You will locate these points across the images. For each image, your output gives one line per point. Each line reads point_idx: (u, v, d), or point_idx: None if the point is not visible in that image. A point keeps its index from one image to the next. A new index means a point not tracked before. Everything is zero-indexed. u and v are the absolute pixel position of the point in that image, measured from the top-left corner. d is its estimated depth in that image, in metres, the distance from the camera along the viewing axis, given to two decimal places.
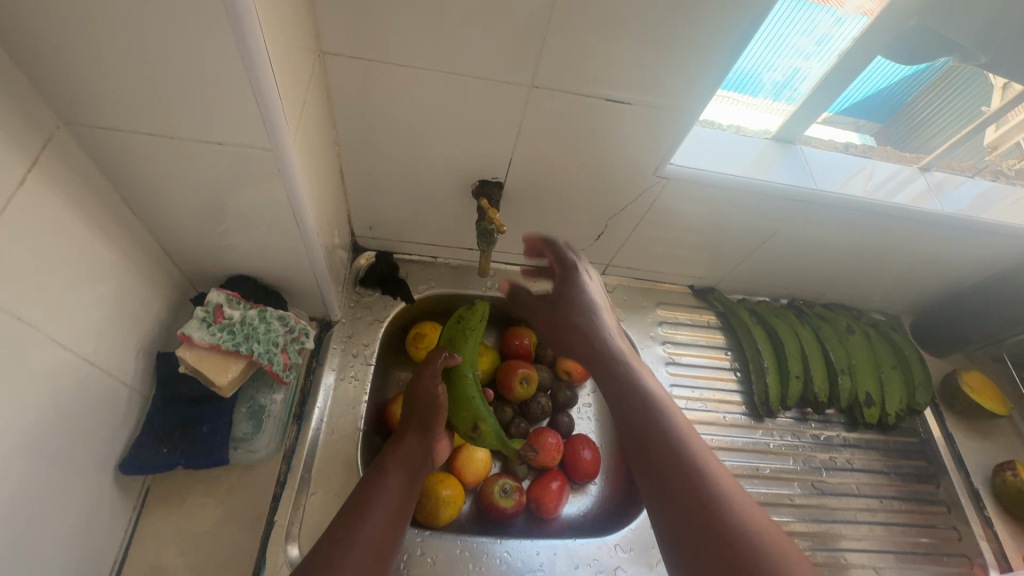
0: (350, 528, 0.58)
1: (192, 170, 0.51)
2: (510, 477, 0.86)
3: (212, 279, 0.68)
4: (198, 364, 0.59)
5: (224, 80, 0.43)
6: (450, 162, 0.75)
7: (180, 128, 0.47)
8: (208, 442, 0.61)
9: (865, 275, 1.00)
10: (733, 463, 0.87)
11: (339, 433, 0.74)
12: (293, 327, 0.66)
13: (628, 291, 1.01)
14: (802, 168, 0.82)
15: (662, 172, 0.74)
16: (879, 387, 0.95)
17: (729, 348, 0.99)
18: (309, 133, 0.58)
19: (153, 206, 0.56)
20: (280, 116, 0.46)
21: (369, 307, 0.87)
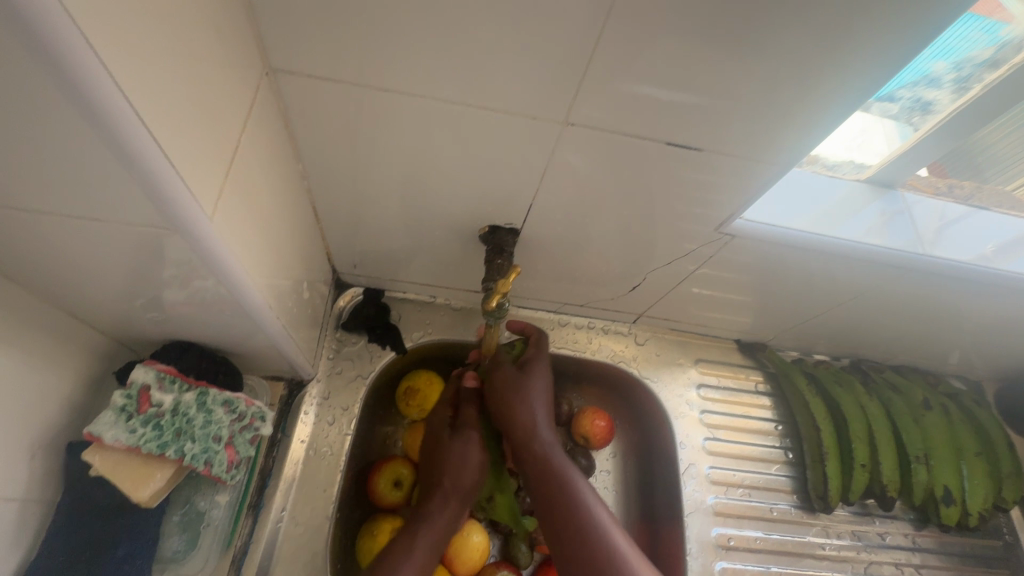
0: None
1: (78, 234, 0.37)
2: (511, 568, 0.72)
3: (147, 342, 0.55)
4: (111, 474, 0.46)
5: (77, 139, 0.28)
6: (450, 198, 0.59)
7: (46, 195, 0.33)
8: (126, 567, 0.49)
9: (951, 342, 0.83)
10: (782, 571, 0.75)
11: (304, 525, 0.61)
12: (242, 414, 0.55)
13: (661, 344, 0.85)
14: (907, 227, 0.66)
15: (726, 228, 0.62)
16: (961, 481, 0.78)
17: (778, 420, 0.85)
18: (254, 180, 0.43)
19: (44, 274, 0.42)
20: (176, 184, 0.32)
21: (352, 358, 0.73)
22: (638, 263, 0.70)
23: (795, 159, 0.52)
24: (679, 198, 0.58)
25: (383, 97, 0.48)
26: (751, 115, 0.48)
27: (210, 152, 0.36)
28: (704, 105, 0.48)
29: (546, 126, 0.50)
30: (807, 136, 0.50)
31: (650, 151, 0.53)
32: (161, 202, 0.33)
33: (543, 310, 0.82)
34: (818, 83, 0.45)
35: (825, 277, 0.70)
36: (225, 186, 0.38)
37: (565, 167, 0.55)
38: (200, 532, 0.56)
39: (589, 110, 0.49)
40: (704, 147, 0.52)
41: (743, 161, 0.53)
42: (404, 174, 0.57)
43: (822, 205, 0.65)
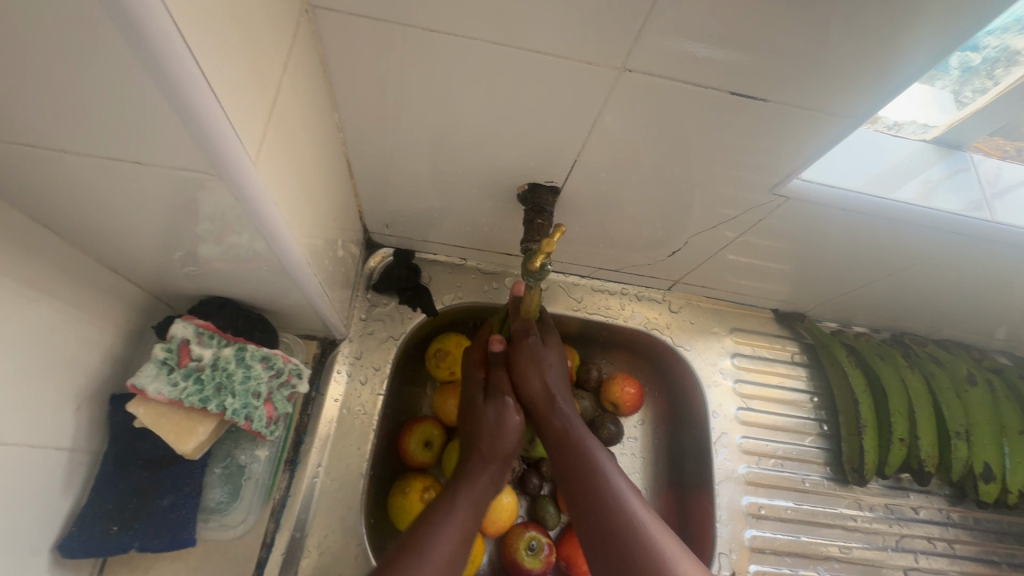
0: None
1: (117, 180, 0.35)
2: (539, 528, 0.73)
3: (182, 298, 0.54)
4: (154, 426, 0.46)
5: (120, 70, 0.26)
6: (489, 151, 0.57)
7: (83, 133, 0.31)
8: (171, 516, 0.50)
9: (1002, 317, 0.79)
10: (812, 541, 0.74)
11: (339, 482, 0.61)
12: (280, 371, 0.55)
13: (696, 312, 0.83)
14: (972, 192, 0.62)
15: (780, 190, 0.58)
16: (1004, 458, 0.76)
17: (813, 391, 0.83)
18: (293, 129, 0.41)
19: (82, 222, 0.41)
20: (222, 127, 0.31)
21: (382, 319, 0.72)
22: (679, 226, 0.67)
23: (869, 112, 0.48)
24: (733, 156, 0.55)
25: (426, 38, 0.45)
26: (823, 62, 0.44)
27: (254, 94, 0.34)
28: (773, 49, 0.44)
29: (598, 72, 0.47)
30: (884, 87, 0.46)
31: (709, 101, 0.49)
32: (206, 146, 0.31)
33: (575, 274, 0.81)
34: (906, 22, 0.41)
35: (879, 244, 0.66)
36: (268, 133, 0.37)
37: (615, 119, 0.52)
38: (241, 485, 0.56)
39: (647, 55, 0.45)
40: (768, 98, 0.48)
41: (809, 114, 0.49)
42: (442, 126, 0.54)
43: (884, 169, 0.61)
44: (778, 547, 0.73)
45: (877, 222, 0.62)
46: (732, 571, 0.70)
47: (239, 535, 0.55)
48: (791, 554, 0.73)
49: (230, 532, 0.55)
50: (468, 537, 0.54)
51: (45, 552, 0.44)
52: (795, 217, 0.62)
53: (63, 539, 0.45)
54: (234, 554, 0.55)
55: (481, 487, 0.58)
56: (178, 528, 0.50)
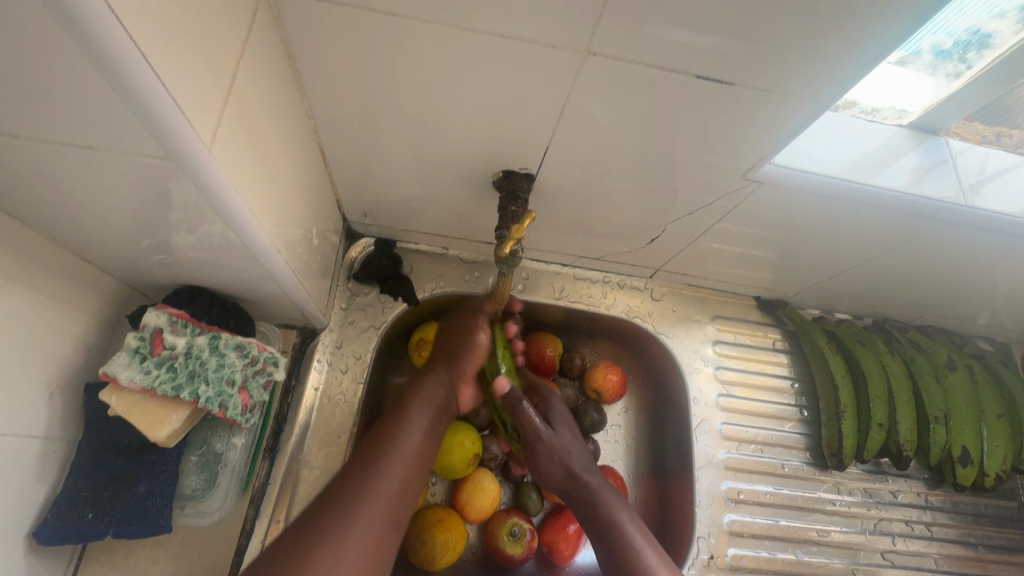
0: (358, 496, 0.48)
1: (76, 167, 0.35)
2: (521, 514, 0.73)
3: (156, 287, 0.54)
4: (127, 414, 0.46)
5: (61, 53, 0.26)
6: (462, 138, 0.57)
7: (34, 119, 0.31)
8: (148, 503, 0.50)
9: (982, 302, 0.80)
10: (790, 524, 0.75)
11: (319, 469, 0.62)
12: (254, 358, 0.55)
13: (678, 300, 0.83)
14: (949, 177, 0.62)
15: (753, 175, 0.58)
16: (981, 442, 0.77)
17: (795, 377, 0.83)
18: (254, 115, 0.41)
19: (45, 211, 0.41)
20: (172, 112, 0.31)
21: (363, 309, 0.72)
22: (657, 213, 0.67)
23: (837, 96, 0.48)
24: (707, 141, 0.55)
25: (390, 23, 0.45)
26: (789, 45, 0.44)
27: (207, 79, 0.34)
28: (738, 32, 0.43)
29: (566, 56, 0.47)
30: (851, 69, 0.46)
31: (678, 85, 0.49)
32: (156, 131, 0.31)
33: (556, 263, 0.81)
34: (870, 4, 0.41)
35: (856, 230, 0.66)
36: (225, 119, 0.36)
37: (586, 105, 0.52)
38: (217, 473, 0.56)
39: (615, 39, 0.45)
40: (736, 82, 0.48)
41: (779, 99, 0.49)
42: (414, 113, 0.54)
43: (860, 154, 0.61)
44: (756, 531, 0.74)
45: (853, 207, 0.62)
46: (710, 555, 0.71)
47: (217, 521, 0.56)
48: (770, 538, 0.74)
49: (207, 519, 0.55)
50: (431, 437, 0.58)
51: (19, 540, 0.44)
52: (771, 203, 0.62)
53: (37, 526, 0.45)
54: (215, 540, 0.56)
55: (434, 391, 0.60)
56: (155, 515, 0.50)
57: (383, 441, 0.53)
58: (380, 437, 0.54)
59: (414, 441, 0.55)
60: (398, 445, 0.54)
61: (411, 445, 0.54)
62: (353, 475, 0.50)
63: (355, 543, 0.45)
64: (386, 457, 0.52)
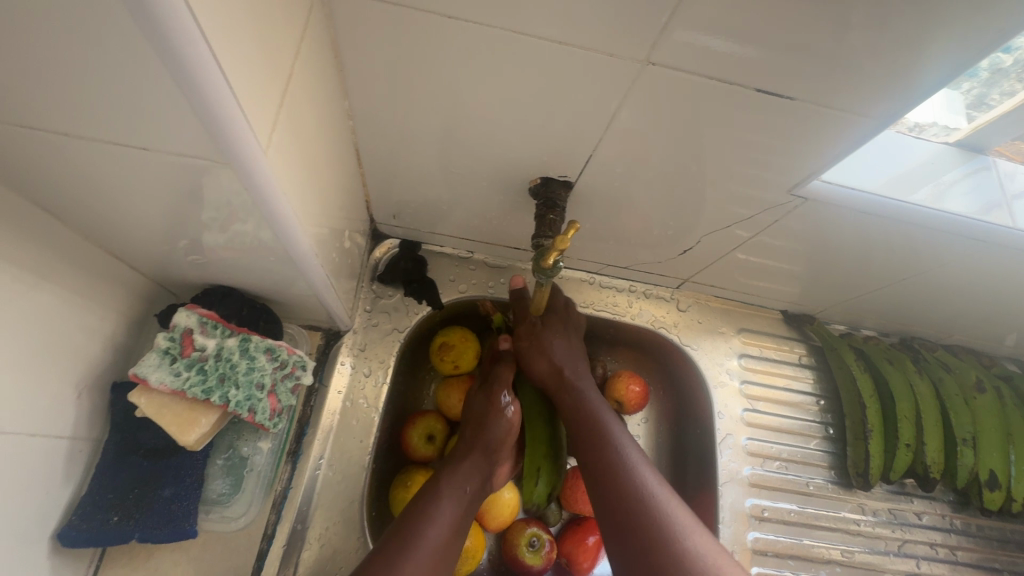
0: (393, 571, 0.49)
1: (120, 166, 0.34)
2: (540, 524, 0.73)
3: (185, 286, 0.53)
4: (156, 417, 0.46)
5: (126, 47, 0.25)
6: (501, 143, 0.56)
7: (85, 116, 0.30)
8: (174, 506, 0.49)
9: (1014, 324, 0.78)
10: (814, 544, 0.74)
11: (342, 475, 0.61)
12: (284, 362, 0.54)
13: (704, 311, 0.82)
14: (994, 199, 0.61)
15: (799, 190, 0.57)
16: (1009, 466, 0.75)
17: (820, 394, 0.82)
18: (303, 115, 0.40)
19: (83, 207, 0.39)
20: (232, 108, 0.29)
21: (387, 312, 0.71)
22: (692, 224, 0.65)
23: (897, 113, 0.47)
24: (753, 155, 0.54)
25: (443, 24, 0.44)
26: (849, 61, 0.43)
27: (264, 78, 0.32)
28: (800, 47, 0.42)
29: (619, 64, 0.45)
30: (915, 87, 0.44)
31: (734, 96, 0.47)
32: (212, 127, 0.29)
33: (582, 271, 0.79)
34: (942, 23, 0.40)
35: (895, 249, 0.65)
36: (279, 122, 0.35)
37: (633, 113, 0.50)
38: (243, 477, 0.55)
39: (670, 47, 0.43)
40: (795, 95, 0.46)
41: (833, 113, 0.48)
42: (455, 115, 0.53)
43: (902, 172, 0.59)
44: (779, 550, 0.72)
45: (895, 225, 0.60)
46: None
47: (240, 527, 0.55)
48: (793, 557, 0.73)
49: (231, 525, 0.55)
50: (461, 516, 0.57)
51: (44, 541, 0.43)
52: (811, 219, 0.61)
53: (62, 528, 0.44)
54: (236, 545, 0.55)
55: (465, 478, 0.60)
56: (179, 520, 0.50)
57: (413, 526, 0.53)
58: (405, 529, 0.53)
59: (442, 530, 0.54)
60: (428, 529, 0.53)
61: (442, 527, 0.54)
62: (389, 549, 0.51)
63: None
64: (419, 538, 0.52)
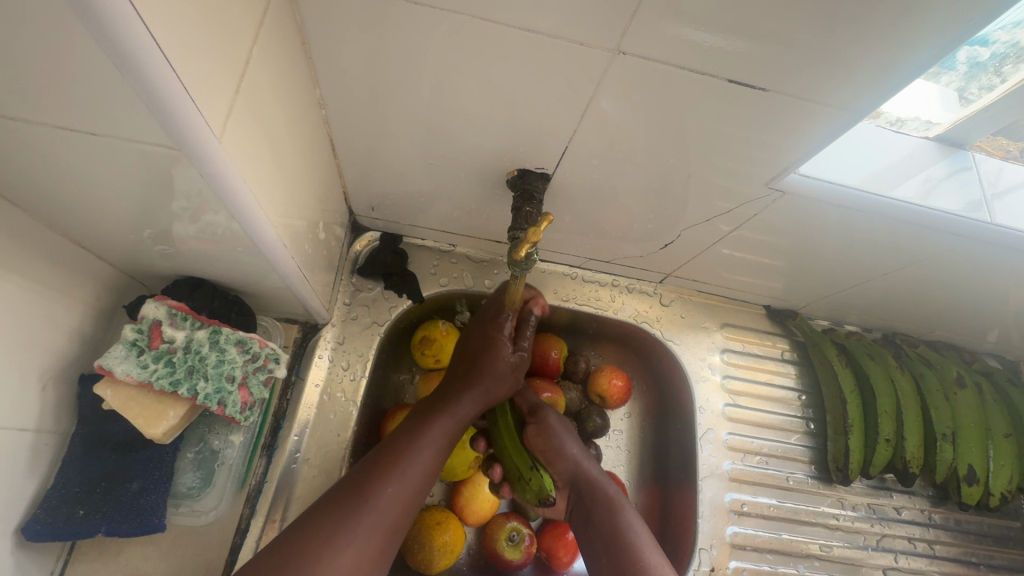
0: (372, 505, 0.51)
1: (73, 152, 0.33)
2: (520, 519, 0.72)
3: (155, 278, 0.52)
4: (122, 409, 0.45)
5: (61, 29, 0.24)
6: (477, 134, 0.55)
7: (30, 101, 0.29)
8: (142, 500, 0.49)
9: (993, 320, 0.78)
10: (793, 539, 0.74)
11: (318, 469, 0.61)
12: (256, 355, 0.53)
13: (687, 306, 0.82)
14: (972, 193, 0.61)
15: (776, 184, 0.57)
16: (987, 461, 0.76)
17: (802, 389, 0.82)
18: (266, 102, 0.39)
19: (42, 196, 0.39)
20: (179, 93, 0.28)
21: (367, 305, 0.71)
22: (673, 218, 0.65)
23: (873, 106, 0.46)
24: (730, 148, 0.53)
25: (413, 11, 0.43)
26: (822, 53, 0.43)
27: (217, 62, 0.31)
28: (772, 39, 0.42)
29: (594, 54, 0.45)
30: (889, 80, 0.44)
31: (708, 88, 0.47)
32: (159, 113, 0.29)
33: (565, 265, 0.79)
34: (912, 15, 0.39)
35: (875, 244, 0.65)
36: (236, 109, 0.35)
37: (609, 105, 0.50)
38: (214, 471, 0.55)
39: (644, 36, 0.43)
40: (769, 87, 0.46)
41: (808, 106, 0.47)
42: (429, 106, 0.52)
43: (881, 166, 0.59)
44: (759, 544, 0.73)
45: (874, 220, 0.60)
46: (712, 567, 0.70)
47: (212, 521, 0.54)
48: (773, 551, 0.73)
49: (203, 519, 0.54)
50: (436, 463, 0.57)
51: (6, 536, 0.43)
52: (791, 213, 0.61)
53: (26, 522, 0.44)
54: (208, 540, 0.54)
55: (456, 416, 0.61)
56: (148, 514, 0.49)
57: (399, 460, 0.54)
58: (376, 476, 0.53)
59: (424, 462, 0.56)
60: (413, 460, 0.55)
61: (413, 473, 0.54)
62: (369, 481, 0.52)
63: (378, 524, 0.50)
64: (403, 468, 0.54)
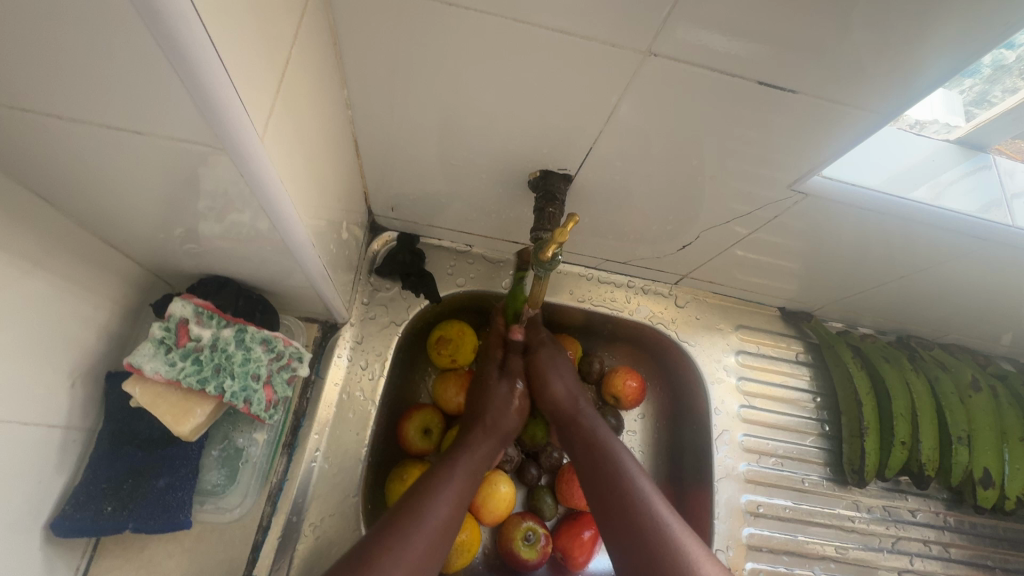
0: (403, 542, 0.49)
1: (113, 151, 0.34)
2: (536, 518, 0.73)
3: (180, 276, 0.53)
4: (150, 407, 0.45)
5: (119, 29, 0.25)
6: (500, 135, 0.55)
7: (78, 100, 0.29)
8: (168, 497, 0.49)
9: (1009, 323, 0.78)
10: (808, 540, 0.74)
11: (337, 468, 0.61)
12: (280, 353, 0.54)
13: (702, 308, 0.82)
14: (992, 197, 0.61)
15: (798, 186, 0.57)
16: (1003, 464, 0.76)
17: (817, 391, 0.82)
18: (301, 103, 0.40)
19: (77, 194, 0.39)
20: (228, 93, 0.29)
21: (385, 305, 0.71)
22: (692, 219, 0.65)
23: (900, 109, 0.46)
24: (753, 150, 0.53)
25: (443, 12, 0.43)
26: (851, 56, 0.43)
27: (261, 63, 0.32)
28: (801, 42, 0.42)
29: (622, 56, 0.45)
30: (917, 83, 0.44)
31: (734, 90, 0.47)
32: (208, 113, 0.29)
33: (581, 266, 0.79)
34: (943, 18, 0.39)
35: (893, 247, 0.65)
36: (276, 109, 0.35)
37: (634, 106, 0.50)
38: (238, 468, 0.56)
39: (674, 38, 0.43)
40: (796, 89, 0.46)
41: (835, 109, 0.47)
42: (454, 106, 0.53)
43: (901, 169, 0.59)
44: (774, 546, 0.73)
45: (894, 222, 0.60)
46: (728, 568, 0.70)
47: (235, 518, 0.55)
48: (788, 553, 0.73)
49: (226, 516, 0.54)
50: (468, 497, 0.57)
51: (36, 531, 0.43)
52: (811, 215, 0.61)
53: (55, 518, 0.44)
54: (230, 537, 0.54)
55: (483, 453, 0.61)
56: (174, 511, 0.49)
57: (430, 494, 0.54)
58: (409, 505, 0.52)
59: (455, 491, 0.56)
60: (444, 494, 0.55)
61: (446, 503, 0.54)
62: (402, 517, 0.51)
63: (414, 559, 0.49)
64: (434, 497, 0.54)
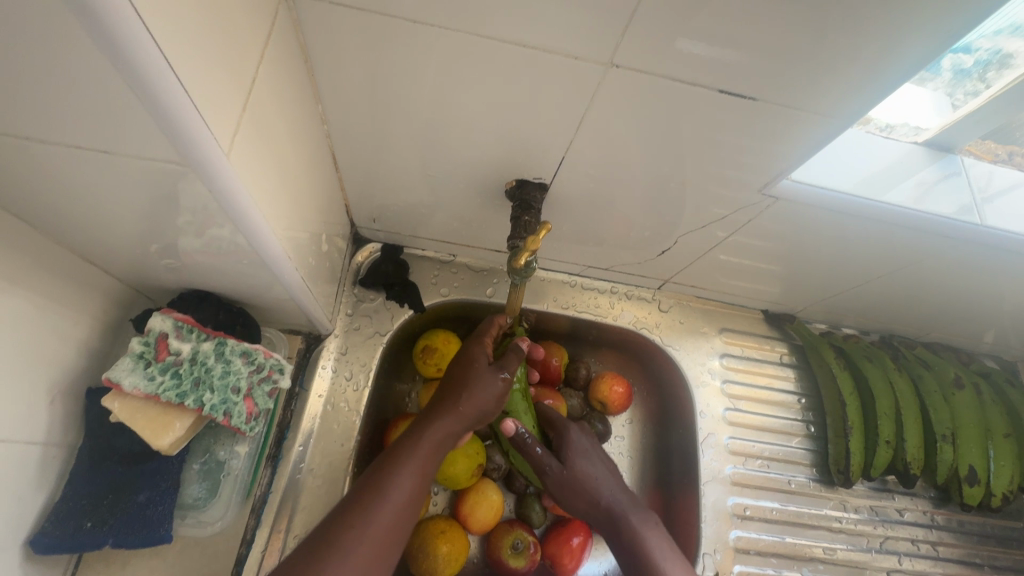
0: (354, 534, 0.45)
1: (85, 172, 0.35)
2: (524, 526, 0.72)
3: (160, 292, 0.53)
4: (130, 421, 0.46)
5: (81, 55, 0.25)
6: (476, 146, 0.56)
7: (49, 123, 0.30)
8: (148, 512, 0.49)
9: (989, 320, 0.79)
10: (796, 542, 0.75)
11: (322, 480, 0.61)
12: (260, 365, 0.54)
13: (685, 311, 0.83)
14: (962, 197, 0.62)
15: (770, 190, 0.58)
16: (988, 460, 0.76)
17: (801, 392, 0.83)
18: (270, 119, 0.40)
19: (52, 214, 0.40)
20: (188, 111, 0.29)
21: (368, 316, 0.72)
22: (669, 225, 0.66)
23: (858, 113, 0.48)
24: (723, 157, 0.54)
25: (411, 29, 0.44)
26: (808, 63, 0.44)
27: (223, 82, 0.33)
28: (758, 50, 0.43)
29: (589, 68, 0.46)
30: (875, 87, 0.45)
31: (699, 98, 0.48)
32: (169, 132, 0.30)
33: (563, 273, 0.80)
34: (892, 25, 0.41)
35: (870, 248, 0.66)
36: (242, 125, 0.36)
37: (604, 116, 0.51)
38: (220, 481, 0.55)
39: (635, 49, 0.44)
40: (757, 96, 0.47)
41: (796, 114, 0.49)
42: (428, 119, 0.54)
43: (871, 171, 0.60)
44: (761, 548, 0.73)
45: (865, 224, 0.61)
46: (716, 571, 0.70)
47: (216, 532, 0.55)
48: (776, 555, 0.73)
49: (208, 529, 0.54)
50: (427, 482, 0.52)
51: (15, 549, 0.43)
52: (785, 218, 0.62)
53: (34, 535, 0.44)
54: (213, 551, 0.55)
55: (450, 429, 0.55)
56: (154, 525, 0.49)
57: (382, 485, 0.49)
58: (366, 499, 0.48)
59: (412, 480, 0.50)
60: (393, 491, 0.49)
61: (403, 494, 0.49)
62: (354, 505, 0.47)
63: (365, 554, 0.45)
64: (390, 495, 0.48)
